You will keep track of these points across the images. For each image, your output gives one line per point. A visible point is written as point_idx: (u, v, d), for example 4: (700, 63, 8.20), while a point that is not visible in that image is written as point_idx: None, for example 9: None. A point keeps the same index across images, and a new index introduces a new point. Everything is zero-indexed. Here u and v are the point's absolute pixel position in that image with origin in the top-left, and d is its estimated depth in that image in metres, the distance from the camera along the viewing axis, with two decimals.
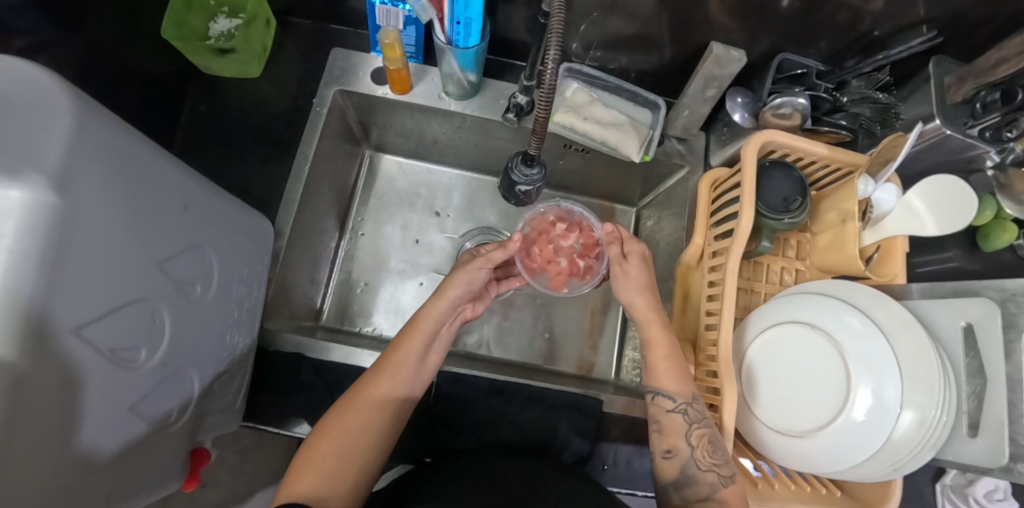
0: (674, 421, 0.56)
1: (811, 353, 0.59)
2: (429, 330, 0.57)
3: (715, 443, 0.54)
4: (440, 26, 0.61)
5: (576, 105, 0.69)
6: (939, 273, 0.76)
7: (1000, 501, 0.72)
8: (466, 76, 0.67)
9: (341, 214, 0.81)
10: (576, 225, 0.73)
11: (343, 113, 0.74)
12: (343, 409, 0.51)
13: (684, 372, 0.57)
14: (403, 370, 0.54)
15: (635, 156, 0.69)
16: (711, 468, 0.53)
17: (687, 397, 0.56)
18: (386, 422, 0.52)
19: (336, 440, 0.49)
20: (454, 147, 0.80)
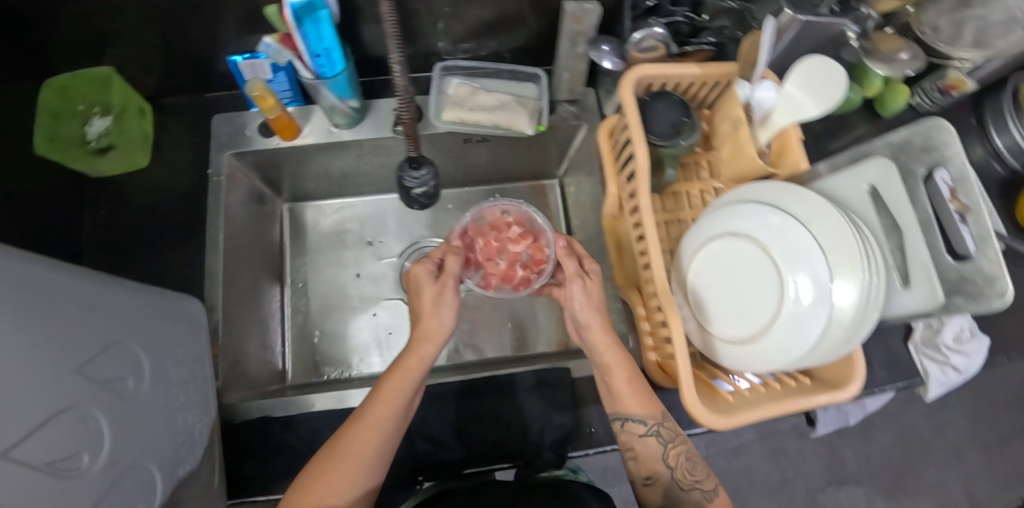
0: (648, 445, 0.59)
1: (745, 259, 0.60)
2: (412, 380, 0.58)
3: (691, 460, 0.59)
4: (302, 64, 0.62)
5: (460, 99, 0.69)
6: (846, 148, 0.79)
7: (968, 341, 0.76)
8: (347, 104, 0.68)
9: (277, 272, 0.81)
10: (531, 234, 0.73)
11: (244, 175, 0.74)
12: (325, 468, 0.53)
13: (648, 393, 0.60)
14: (392, 418, 0.56)
15: (528, 130, 0.69)
16: (693, 487, 0.58)
17: (656, 418, 0.59)
18: (372, 463, 0.54)
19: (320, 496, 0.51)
20: (365, 175, 0.81)
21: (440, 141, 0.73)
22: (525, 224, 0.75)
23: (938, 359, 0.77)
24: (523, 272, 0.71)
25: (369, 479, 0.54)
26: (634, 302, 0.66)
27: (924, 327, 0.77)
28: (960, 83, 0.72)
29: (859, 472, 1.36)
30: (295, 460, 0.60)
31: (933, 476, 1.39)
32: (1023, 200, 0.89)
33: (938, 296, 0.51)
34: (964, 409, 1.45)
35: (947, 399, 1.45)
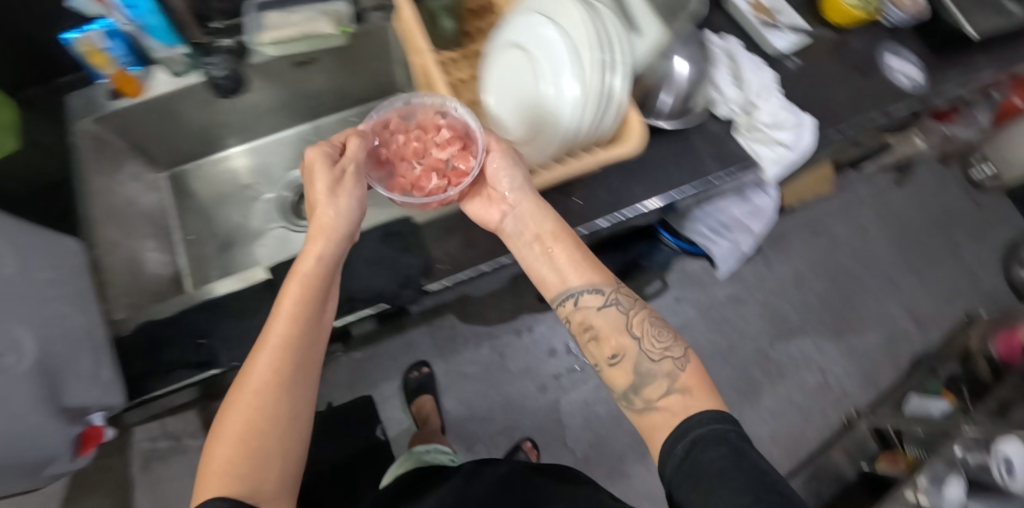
0: (608, 316, 0.60)
1: (517, 70, 0.66)
2: (314, 294, 0.57)
3: (655, 328, 0.59)
4: (116, 15, 0.70)
5: (273, 23, 0.78)
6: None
7: (783, 112, 0.82)
8: (176, 51, 0.77)
9: (165, 227, 0.89)
10: (460, 133, 0.66)
11: (110, 142, 0.82)
12: (235, 400, 0.53)
13: (595, 265, 0.62)
14: (294, 334, 0.55)
15: (334, 31, 0.78)
16: (663, 357, 0.57)
17: (611, 285, 0.61)
18: (288, 393, 0.54)
19: (235, 441, 0.51)
20: (226, 126, 0.90)
21: (271, 69, 0.82)
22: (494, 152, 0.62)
23: (765, 141, 0.82)
24: (441, 181, 0.64)
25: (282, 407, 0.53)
26: None
27: (741, 114, 0.83)
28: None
29: (801, 323, 1.41)
30: (181, 348, 0.67)
31: (873, 310, 1.44)
32: (824, 6, 0.98)
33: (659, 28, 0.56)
34: (889, 243, 1.51)
35: (871, 238, 1.51)
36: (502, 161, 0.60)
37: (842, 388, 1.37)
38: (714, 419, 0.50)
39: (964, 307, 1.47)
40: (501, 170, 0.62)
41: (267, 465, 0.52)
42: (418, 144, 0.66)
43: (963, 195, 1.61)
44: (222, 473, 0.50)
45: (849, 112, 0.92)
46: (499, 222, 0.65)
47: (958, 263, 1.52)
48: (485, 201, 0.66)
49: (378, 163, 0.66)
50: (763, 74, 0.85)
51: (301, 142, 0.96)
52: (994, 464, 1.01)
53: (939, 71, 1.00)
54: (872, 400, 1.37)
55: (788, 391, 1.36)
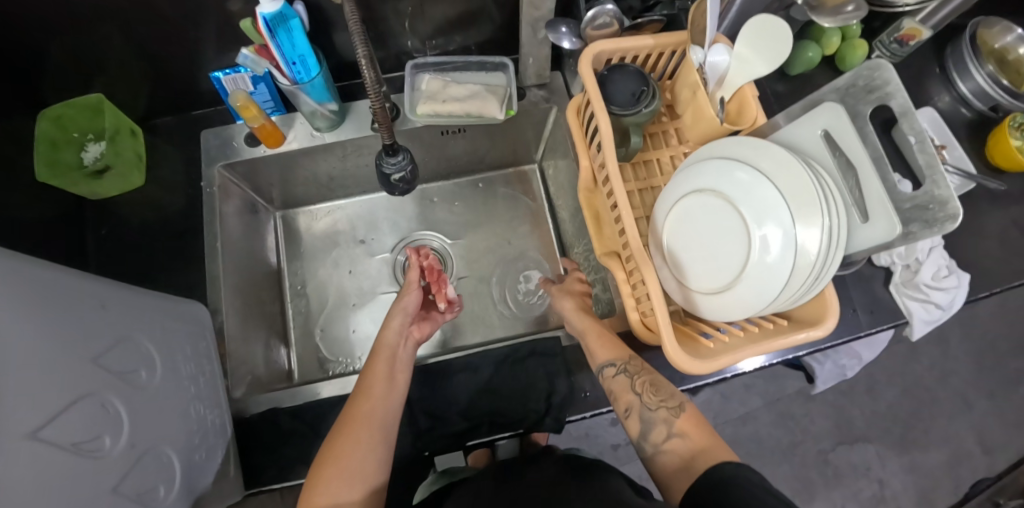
0: (618, 380, 0.61)
1: (712, 215, 0.63)
2: (389, 354, 0.61)
3: (656, 384, 0.59)
4: (280, 72, 0.66)
5: (433, 93, 0.73)
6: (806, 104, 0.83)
7: (948, 277, 0.79)
8: (327, 108, 0.72)
9: (277, 275, 0.84)
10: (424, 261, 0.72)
11: (236, 187, 0.78)
12: (343, 426, 0.54)
13: (616, 342, 0.64)
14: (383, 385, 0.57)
15: (499, 114, 0.73)
16: (661, 406, 0.58)
17: (624, 357, 0.62)
18: (379, 435, 0.53)
19: (341, 454, 0.51)
20: (351, 178, 0.85)
21: (418, 135, 0.77)
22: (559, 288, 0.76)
23: (922, 300, 0.78)
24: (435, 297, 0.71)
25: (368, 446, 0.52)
26: (613, 267, 0.68)
27: (903, 268, 0.79)
28: (916, 33, 0.80)
29: (867, 429, 1.37)
30: (305, 444, 0.64)
31: (942, 426, 1.40)
32: (990, 141, 0.92)
33: (897, 225, 0.53)
34: (966, 358, 1.46)
35: (948, 350, 1.46)
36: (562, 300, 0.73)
37: (897, 504, 1.34)
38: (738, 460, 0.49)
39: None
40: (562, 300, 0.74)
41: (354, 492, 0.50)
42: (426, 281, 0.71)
43: None
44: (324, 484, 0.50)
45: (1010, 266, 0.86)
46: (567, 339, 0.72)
47: None
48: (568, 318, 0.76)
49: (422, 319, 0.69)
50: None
51: (422, 201, 0.91)
52: None
53: None
54: None
55: (842, 498, 1.33)
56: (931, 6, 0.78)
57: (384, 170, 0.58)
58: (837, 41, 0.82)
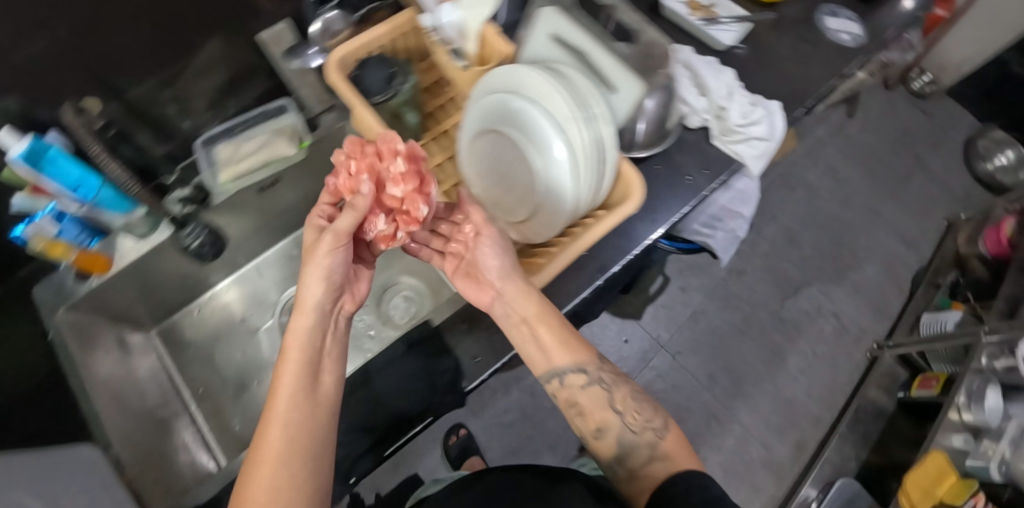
0: (593, 394, 0.59)
1: (501, 148, 0.66)
2: (307, 351, 0.52)
3: (636, 403, 0.59)
4: (67, 198, 0.68)
5: (227, 158, 0.74)
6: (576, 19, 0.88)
7: (757, 110, 0.83)
8: (134, 215, 0.73)
9: (173, 389, 0.84)
10: (384, 145, 0.59)
11: (91, 323, 0.77)
12: (253, 457, 0.46)
13: (575, 339, 0.60)
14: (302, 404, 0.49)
15: (292, 149, 0.76)
16: (644, 428, 0.57)
17: (593, 365, 0.60)
18: (312, 448, 0.47)
19: (267, 480, 0.44)
20: (204, 268, 0.86)
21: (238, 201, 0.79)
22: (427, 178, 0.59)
23: (744, 141, 0.81)
24: (392, 225, 0.60)
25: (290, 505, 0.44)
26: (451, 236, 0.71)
27: (715, 121, 0.82)
28: None
29: (803, 276, 1.45)
30: None
31: (864, 242, 1.50)
32: None
33: (635, 81, 0.56)
34: (857, 176, 1.57)
35: (839, 176, 1.56)
36: (489, 248, 0.62)
37: (857, 327, 1.42)
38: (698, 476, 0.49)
39: (943, 213, 1.56)
40: (488, 251, 0.62)
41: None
42: (385, 171, 0.58)
43: (910, 106, 1.69)
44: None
45: (813, 79, 0.94)
46: (488, 305, 0.62)
47: (924, 174, 1.60)
48: (472, 279, 0.64)
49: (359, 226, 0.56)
50: (712, 69, 0.84)
51: (285, 258, 0.94)
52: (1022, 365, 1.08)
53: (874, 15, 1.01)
54: (887, 328, 1.42)
55: (810, 345, 1.39)
56: None
57: (183, 241, 0.75)
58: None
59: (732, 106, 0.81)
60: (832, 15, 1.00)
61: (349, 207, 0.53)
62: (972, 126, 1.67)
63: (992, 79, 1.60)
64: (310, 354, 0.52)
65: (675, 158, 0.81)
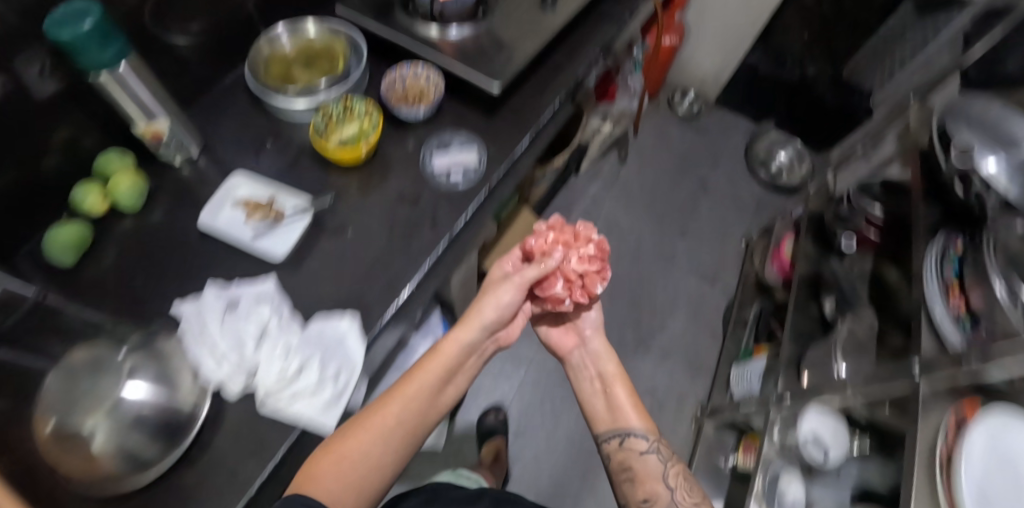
0: (648, 462, 0.71)
1: None
2: (445, 366, 0.66)
3: (687, 482, 0.71)
4: None
5: None
6: (153, 251, 0.73)
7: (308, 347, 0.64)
8: None
9: None
10: (573, 237, 0.77)
11: None
12: (371, 412, 0.60)
13: (651, 421, 0.76)
14: (414, 407, 0.62)
15: None
16: (693, 506, 0.67)
17: (656, 437, 0.74)
18: (406, 429, 0.60)
19: (344, 455, 0.55)
20: None
21: None
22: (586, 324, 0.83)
23: (298, 394, 0.62)
24: (566, 291, 0.74)
25: (396, 445, 0.59)
26: None
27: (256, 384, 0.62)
28: (153, 129, 0.71)
29: None
30: None
31: (664, 292, 1.42)
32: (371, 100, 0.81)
33: None
34: (645, 221, 1.51)
35: (627, 226, 1.50)
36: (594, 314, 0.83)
37: (677, 394, 1.30)
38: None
39: (741, 233, 1.54)
40: (593, 314, 0.84)
41: (346, 490, 0.53)
42: (570, 262, 0.74)
43: (683, 128, 1.70)
44: (334, 470, 0.54)
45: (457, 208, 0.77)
46: (569, 352, 0.83)
47: (707, 200, 1.58)
48: (560, 327, 0.84)
49: (535, 282, 0.72)
50: (242, 304, 0.65)
51: None
52: (810, 449, 0.92)
53: (535, 98, 0.88)
54: (706, 385, 1.32)
55: None
56: (136, 107, 0.69)
57: None
58: (98, 186, 0.73)
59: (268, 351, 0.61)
60: (445, 146, 0.81)
61: (537, 263, 0.71)
62: (745, 132, 1.71)
63: (745, 81, 1.66)
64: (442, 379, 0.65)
65: (219, 445, 0.58)
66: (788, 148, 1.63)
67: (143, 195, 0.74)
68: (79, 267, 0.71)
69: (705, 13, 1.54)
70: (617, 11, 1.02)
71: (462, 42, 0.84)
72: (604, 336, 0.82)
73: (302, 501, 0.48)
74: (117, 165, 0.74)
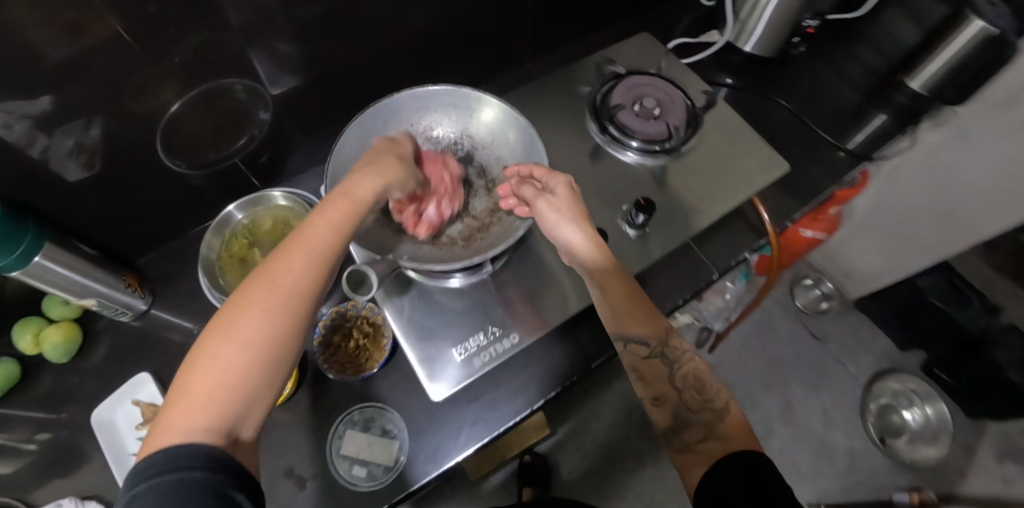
0: (656, 364, 0.53)
1: None
2: (333, 240, 0.47)
3: (700, 379, 0.52)
4: None
5: None
6: (78, 407, 0.72)
7: None
8: None
9: None
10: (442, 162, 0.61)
11: None
12: (232, 312, 0.41)
13: (654, 313, 0.55)
14: (324, 263, 0.46)
15: None
16: (704, 407, 0.50)
17: (664, 335, 0.54)
18: (292, 309, 0.42)
19: (231, 364, 0.39)
20: None
21: None
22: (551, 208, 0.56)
23: None
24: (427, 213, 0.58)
25: (287, 339, 0.41)
26: None
27: None
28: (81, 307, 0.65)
29: None
30: None
31: None
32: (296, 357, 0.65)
33: None
34: None
35: None
36: (544, 208, 0.57)
37: None
38: (744, 459, 0.43)
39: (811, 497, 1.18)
40: (560, 203, 0.57)
41: (225, 418, 0.37)
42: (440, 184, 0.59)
43: (796, 325, 1.37)
44: (188, 415, 0.36)
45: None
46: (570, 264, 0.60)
47: (784, 434, 1.24)
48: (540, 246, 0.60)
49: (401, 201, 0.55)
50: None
51: None
52: None
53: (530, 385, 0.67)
54: None
55: None
56: (61, 288, 0.63)
57: None
58: (34, 330, 0.70)
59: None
60: (361, 430, 0.63)
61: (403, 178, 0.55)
62: (878, 361, 1.31)
63: (901, 307, 1.26)
64: (336, 247, 0.47)
65: None
66: (919, 411, 1.24)
67: (74, 344, 0.71)
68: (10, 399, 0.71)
69: (880, 210, 1.14)
70: (701, 265, 0.78)
71: (448, 294, 0.63)
72: (568, 207, 0.56)
73: (176, 458, 0.33)
74: (60, 309, 0.71)
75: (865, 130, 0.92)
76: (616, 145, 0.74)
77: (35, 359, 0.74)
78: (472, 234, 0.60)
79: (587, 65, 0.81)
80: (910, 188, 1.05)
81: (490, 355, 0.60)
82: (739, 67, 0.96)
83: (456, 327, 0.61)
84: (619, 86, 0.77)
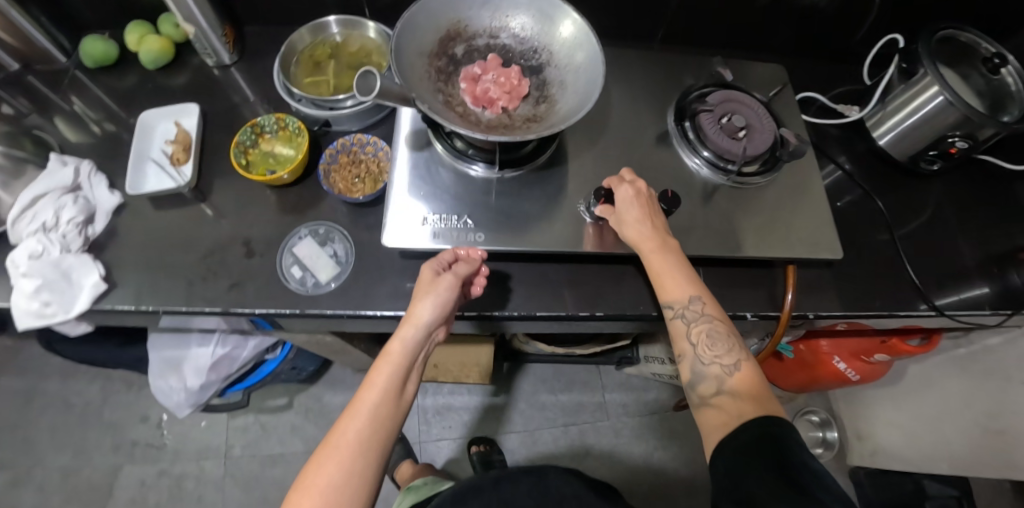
0: (675, 326, 0.57)
1: None
2: (398, 361, 0.54)
3: (713, 336, 0.54)
4: None
5: None
6: (137, 104, 0.82)
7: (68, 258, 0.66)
8: None
9: None
10: (517, 88, 0.62)
11: None
12: (318, 456, 0.49)
13: (687, 279, 0.57)
14: (389, 394, 0.53)
15: None
16: (714, 362, 0.53)
17: (683, 301, 0.56)
18: (368, 447, 0.50)
19: (316, 491, 0.47)
20: None
21: None
22: (621, 206, 0.60)
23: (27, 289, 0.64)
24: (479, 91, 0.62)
25: (365, 467, 0.49)
26: None
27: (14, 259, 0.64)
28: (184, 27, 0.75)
29: None
30: None
31: None
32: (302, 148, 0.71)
33: None
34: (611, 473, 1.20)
35: (593, 459, 1.21)
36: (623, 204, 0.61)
37: None
38: (770, 424, 0.47)
39: None
40: (626, 210, 0.61)
41: None
42: (495, 94, 0.62)
43: None
44: None
45: (272, 294, 0.66)
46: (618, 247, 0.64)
47: None
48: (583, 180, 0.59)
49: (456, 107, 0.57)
50: (76, 197, 0.69)
51: None
52: None
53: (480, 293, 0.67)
54: None
55: None
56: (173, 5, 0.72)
57: None
58: (143, 34, 0.81)
59: (28, 241, 0.64)
60: (318, 242, 0.69)
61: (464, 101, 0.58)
62: None
63: None
64: (403, 371, 0.55)
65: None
66: None
67: (162, 60, 0.81)
68: (100, 72, 0.83)
69: (927, 389, 1.05)
70: None
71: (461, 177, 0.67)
72: (642, 206, 0.60)
73: None
74: (169, 29, 0.81)
75: (959, 294, 0.80)
76: (682, 144, 0.71)
77: (131, 57, 0.84)
78: (498, 127, 0.61)
79: (704, 66, 0.79)
80: (970, 387, 0.95)
81: (453, 236, 0.63)
82: (857, 157, 0.88)
83: (443, 203, 0.65)
84: (716, 94, 0.74)
